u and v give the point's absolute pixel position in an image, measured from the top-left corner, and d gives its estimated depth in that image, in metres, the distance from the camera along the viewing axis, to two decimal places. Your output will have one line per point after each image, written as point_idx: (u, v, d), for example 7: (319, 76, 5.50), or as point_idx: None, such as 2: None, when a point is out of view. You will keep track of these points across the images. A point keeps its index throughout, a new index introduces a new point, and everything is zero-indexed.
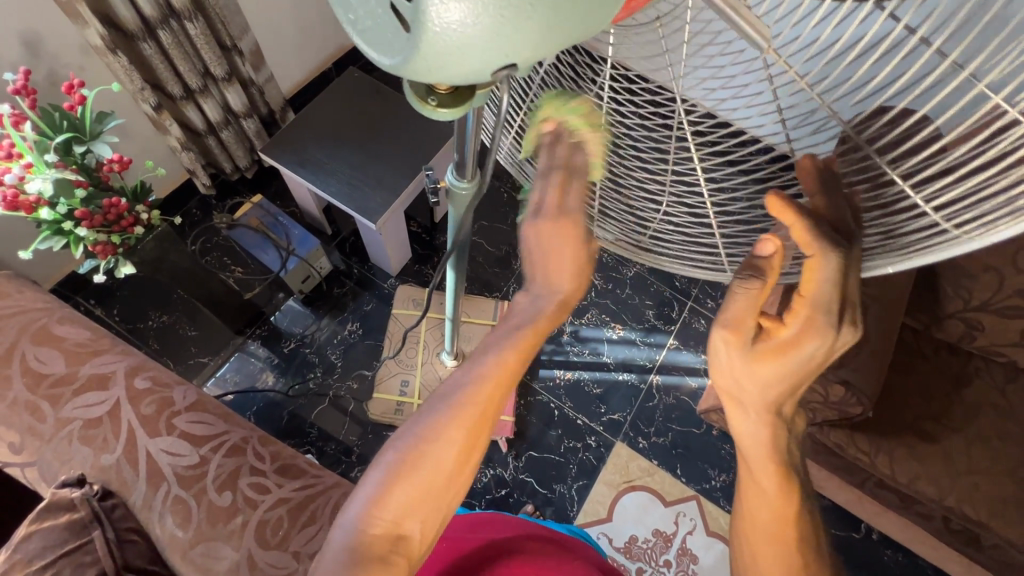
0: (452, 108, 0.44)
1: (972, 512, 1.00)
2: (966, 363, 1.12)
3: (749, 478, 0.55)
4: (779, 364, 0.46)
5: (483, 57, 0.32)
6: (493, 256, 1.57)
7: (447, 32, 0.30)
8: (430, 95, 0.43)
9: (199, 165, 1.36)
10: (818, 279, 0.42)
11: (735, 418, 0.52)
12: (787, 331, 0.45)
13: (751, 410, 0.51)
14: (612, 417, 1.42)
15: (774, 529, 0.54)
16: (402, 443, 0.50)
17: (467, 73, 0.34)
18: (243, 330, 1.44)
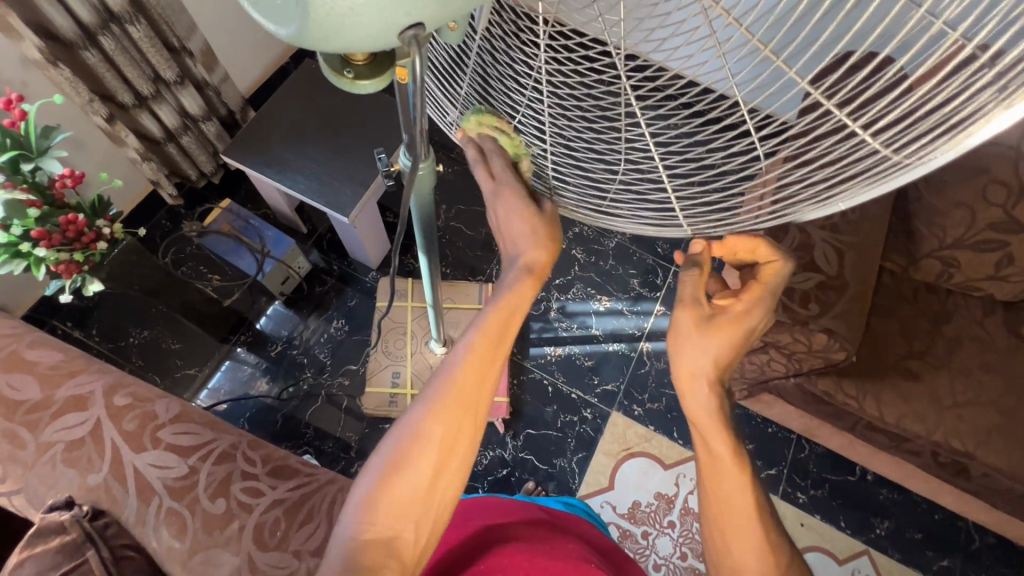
0: (373, 78, 0.43)
1: (959, 444, 1.03)
2: (945, 300, 1.13)
3: (709, 456, 0.58)
4: (728, 334, 0.55)
5: (381, 11, 0.32)
6: (474, 240, 1.55)
7: None
8: (346, 67, 0.42)
9: (162, 176, 1.33)
10: (773, 277, 0.56)
11: (686, 393, 0.58)
12: (737, 306, 0.56)
13: (700, 378, 0.57)
14: (606, 387, 1.43)
15: (739, 499, 0.57)
16: (391, 445, 0.55)
17: (371, 32, 0.34)
18: (227, 337, 1.43)
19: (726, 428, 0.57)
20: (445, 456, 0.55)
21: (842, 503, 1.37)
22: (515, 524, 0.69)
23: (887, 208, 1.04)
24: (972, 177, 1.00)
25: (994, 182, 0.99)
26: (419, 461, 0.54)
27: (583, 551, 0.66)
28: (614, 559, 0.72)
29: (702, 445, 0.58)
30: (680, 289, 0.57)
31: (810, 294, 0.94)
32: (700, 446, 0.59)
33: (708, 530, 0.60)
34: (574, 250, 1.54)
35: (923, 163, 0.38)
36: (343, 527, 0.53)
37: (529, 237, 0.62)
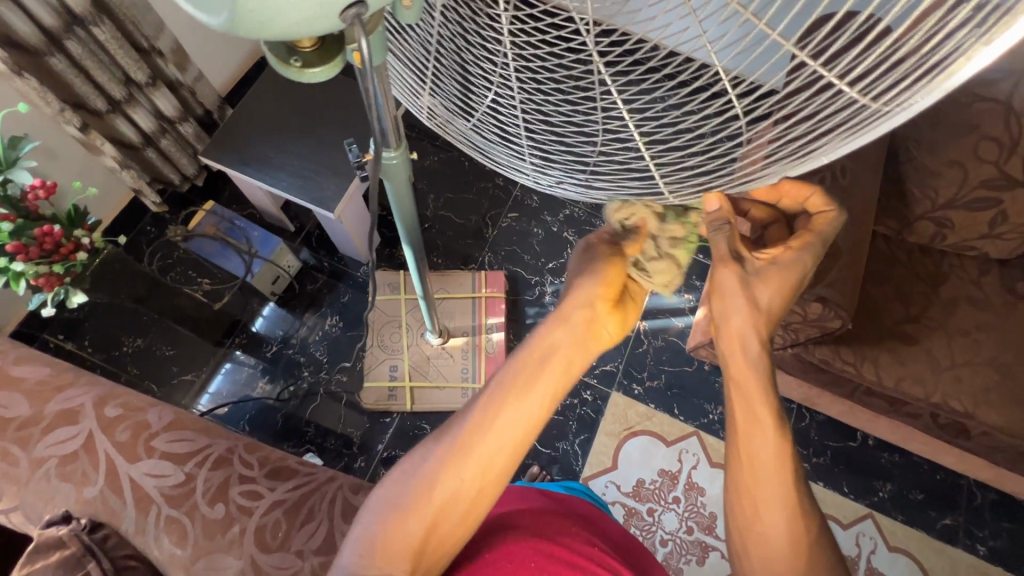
0: (322, 63, 0.41)
1: (957, 405, 1.03)
2: (940, 262, 1.12)
3: (747, 417, 0.54)
4: (775, 280, 0.56)
5: None
6: (464, 228, 1.54)
7: None
8: (293, 55, 0.41)
9: (144, 182, 1.31)
10: (824, 224, 0.60)
11: (732, 350, 0.56)
12: (787, 255, 0.57)
13: (749, 333, 0.56)
14: (605, 368, 1.43)
15: (772, 467, 0.53)
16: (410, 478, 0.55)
17: (306, 13, 0.32)
18: (221, 341, 1.41)
19: (766, 386, 0.55)
20: (477, 496, 0.55)
21: (844, 469, 1.37)
22: (516, 509, 0.68)
23: (879, 172, 1.02)
24: (963, 135, 0.98)
25: (985, 138, 0.97)
26: (420, 515, 0.53)
27: (581, 533, 0.66)
28: (613, 536, 0.72)
29: (741, 405, 0.55)
30: (715, 247, 0.55)
31: None
32: (739, 407, 0.55)
33: (730, 497, 0.56)
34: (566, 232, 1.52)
35: (905, 108, 0.36)
36: (357, 529, 0.55)
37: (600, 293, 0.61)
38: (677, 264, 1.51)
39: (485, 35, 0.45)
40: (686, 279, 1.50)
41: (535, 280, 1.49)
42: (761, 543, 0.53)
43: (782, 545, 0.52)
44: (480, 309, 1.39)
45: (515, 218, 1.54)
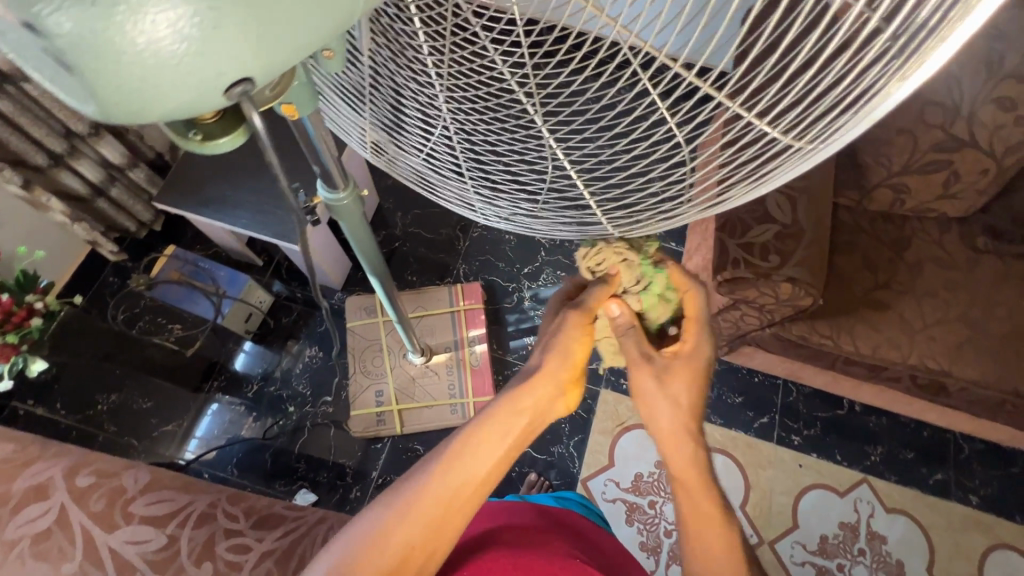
0: (227, 135, 0.40)
1: (933, 363, 1.05)
2: (902, 226, 1.14)
3: (693, 511, 0.59)
4: (679, 378, 0.59)
5: (199, 70, 0.29)
6: (435, 242, 1.52)
7: (140, 52, 0.27)
8: (191, 129, 0.40)
9: (99, 233, 1.28)
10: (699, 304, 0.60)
11: (664, 447, 0.61)
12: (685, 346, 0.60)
13: (681, 434, 0.60)
14: (591, 367, 1.43)
15: (719, 547, 0.58)
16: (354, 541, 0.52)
17: (182, 94, 0.30)
18: (200, 387, 1.39)
19: (701, 476, 0.60)
20: (428, 531, 0.53)
21: (836, 437, 1.40)
22: (504, 529, 0.68)
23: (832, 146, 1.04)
24: (909, 102, 0.99)
25: (930, 104, 0.99)
26: (371, 564, 0.51)
27: (568, 549, 0.66)
28: (604, 551, 0.71)
29: (682, 487, 0.60)
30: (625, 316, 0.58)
31: (769, 246, 0.94)
32: (684, 502, 0.60)
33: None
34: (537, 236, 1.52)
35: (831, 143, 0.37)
36: None
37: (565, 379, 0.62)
38: None
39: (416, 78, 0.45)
40: None
41: (512, 287, 1.48)
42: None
43: None
44: (460, 322, 1.38)
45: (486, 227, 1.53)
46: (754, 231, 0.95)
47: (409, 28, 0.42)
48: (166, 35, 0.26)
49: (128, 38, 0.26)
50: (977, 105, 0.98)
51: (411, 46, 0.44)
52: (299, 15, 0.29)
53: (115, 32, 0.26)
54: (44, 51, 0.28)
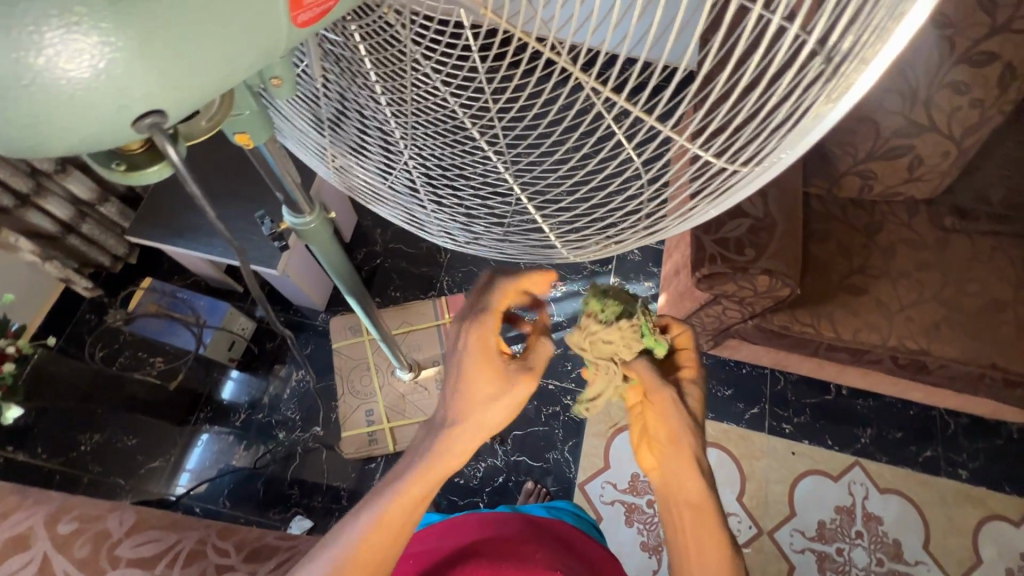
0: (153, 164, 0.38)
1: (912, 343, 1.07)
2: (872, 211, 1.17)
3: (696, 548, 0.55)
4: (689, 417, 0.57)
5: (95, 103, 0.28)
6: (417, 257, 1.52)
7: (28, 88, 0.26)
8: (116, 159, 0.38)
9: (72, 270, 1.25)
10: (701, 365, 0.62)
11: (658, 475, 0.58)
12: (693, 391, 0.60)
13: (690, 464, 0.56)
14: (581, 370, 1.43)
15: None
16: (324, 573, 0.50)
17: (89, 128, 0.29)
18: (187, 419, 1.36)
19: (711, 513, 0.56)
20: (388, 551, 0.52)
21: (826, 422, 1.41)
22: (489, 541, 0.68)
23: None
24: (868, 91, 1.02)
25: (888, 91, 1.01)
26: None
27: (552, 560, 0.65)
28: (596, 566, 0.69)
29: (689, 522, 0.56)
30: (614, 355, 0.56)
31: (744, 240, 0.95)
32: (688, 540, 0.56)
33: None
34: None
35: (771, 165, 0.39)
36: None
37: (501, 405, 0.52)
38: (632, 255, 1.53)
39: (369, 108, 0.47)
40: (642, 268, 1.52)
41: None
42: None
43: None
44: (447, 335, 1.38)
45: None
46: (728, 226, 0.96)
47: (356, 56, 0.45)
48: (52, 71, 0.26)
49: (13, 76, 0.26)
50: (933, 90, 1.00)
51: (359, 75, 0.46)
52: (203, 46, 0.28)
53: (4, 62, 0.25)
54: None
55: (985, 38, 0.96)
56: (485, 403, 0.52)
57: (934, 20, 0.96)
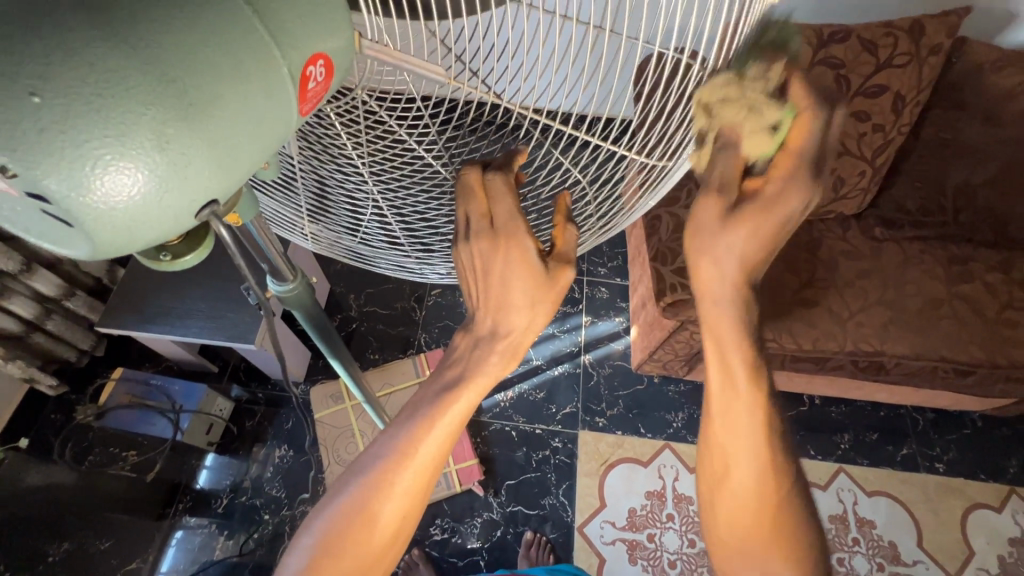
0: (193, 251, 0.40)
1: (867, 346, 1.15)
2: (811, 230, 1.27)
3: (723, 384, 0.53)
4: (741, 231, 0.45)
5: (167, 212, 0.29)
6: (392, 317, 1.55)
7: (104, 213, 0.27)
8: (161, 250, 0.40)
9: (36, 368, 1.23)
10: (811, 131, 0.42)
11: (707, 304, 0.52)
12: (769, 186, 0.44)
13: (723, 282, 0.50)
14: (565, 411, 1.45)
15: (743, 405, 0.53)
16: (323, 526, 0.50)
17: (170, 229, 0.30)
18: (164, 513, 1.29)
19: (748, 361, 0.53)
20: (401, 517, 0.51)
21: (805, 433, 1.46)
22: None
23: None
24: None
25: None
26: (340, 557, 0.49)
27: None
28: None
29: (716, 360, 0.53)
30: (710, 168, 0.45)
31: None
32: (714, 368, 0.54)
33: (704, 445, 0.56)
34: None
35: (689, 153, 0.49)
36: None
37: (522, 303, 0.47)
38: (600, 292, 1.60)
39: (343, 177, 0.53)
40: (612, 304, 1.59)
41: None
42: (730, 504, 0.54)
43: (747, 505, 0.53)
44: None
45: (440, 294, 1.57)
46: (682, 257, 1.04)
47: (331, 132, 0.49)
48: (121, 195, 0.27)
49: (88, 205, 0.26)
50: None
51: (334, 146, 0.50)
52: (244, 142, 0.29)
53: (94, 192, 0.26)
54: (39, 209, 0.28)
55: (874, 73, 1.10)
56: (517, 307, 0.48)
57: (829, 62, 1.08)
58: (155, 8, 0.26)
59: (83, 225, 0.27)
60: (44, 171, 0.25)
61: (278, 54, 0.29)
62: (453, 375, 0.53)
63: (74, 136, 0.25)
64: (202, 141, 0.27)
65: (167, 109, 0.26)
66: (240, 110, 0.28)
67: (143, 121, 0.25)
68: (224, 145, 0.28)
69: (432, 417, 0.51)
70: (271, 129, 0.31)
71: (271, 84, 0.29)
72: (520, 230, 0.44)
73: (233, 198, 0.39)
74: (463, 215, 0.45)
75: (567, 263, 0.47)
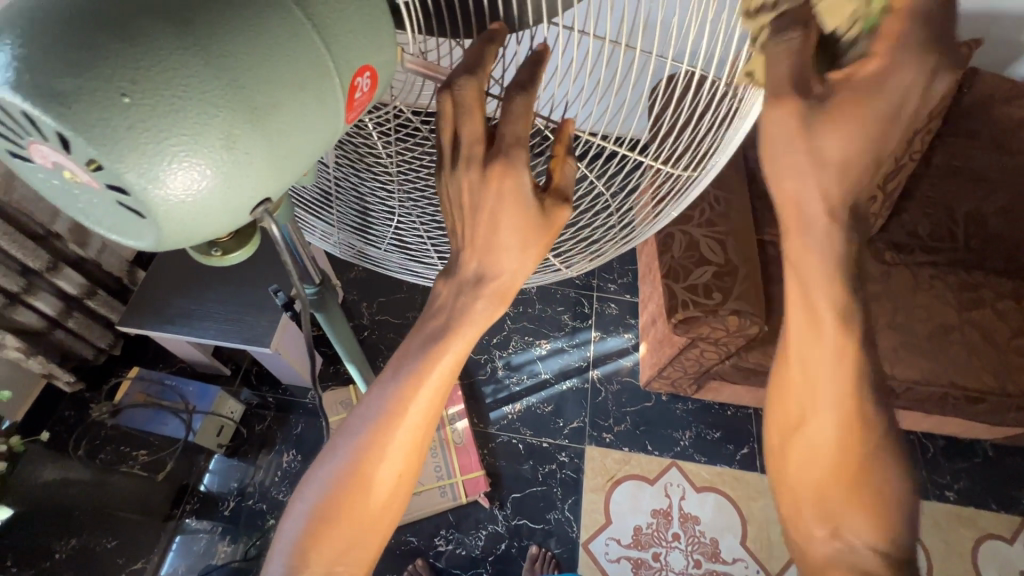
0: (241, 247, 0.42)
1: (877, 369, 1.16)
2: None
3: (804, 326, 0.42)
4: (838, 137, 0.34)
5: (228, 204, 0.31)
6: (403, 326, 1.56)
7: (174, 206, 0.29)
8: (213, 246, 0.42)
9: (55, 365, 1.25)
10: (907, 24, 0.31)
11: (790, 232, 0.39)
12: (860, 85, 0.33)
13: (810, 205, 0.37)
14: (573, 425, 1.45)
15: (830, 355, 0.42)
16: (318, 492, 0.51)
17: (226, 222, 0.33)
18: (171, 513, 1.30)
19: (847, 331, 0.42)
20: (397, 480, 0.52)
21: None
22: None
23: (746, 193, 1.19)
24: None
25: None
26: (337, 521, 0.51)
27: None
28: None
29: (798, 306, 0.42)
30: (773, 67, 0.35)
31: (711, 285, 1.04)
32: (793, 316, 0.43)
33: (772, 402, 0.48)
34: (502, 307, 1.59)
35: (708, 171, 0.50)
36: (281, 552, 0.51)
37: (514, 244, 0.45)
38: (610, 308, 1.61)
39: (375, 184, 0.55)
40: (621, 320, 1.59)
41: (485, 358, 1.53)
42: (809, 463, 0.46)
43: (829, 453, 0.45)
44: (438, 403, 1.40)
45: None
46: (695, 274, 1.06)
47: (365, 139, 0.51)
48: (190, 189, 0.29)
49: (160, 199, 0.29)
50: None
51: (367, 153, 0.53)
52: (297, 146, 0.32)
53: (167, 185, 0.28)
54: (115, 200, 0.30)
55: None
56: (506, 248, 0.45)
57: None
58: (235, 19, 0.28)
59: (155, 217, 0.30)
60: (124, 163, 0.27)
61: (332, 67, 0.31)
62: (439, 323, 0.51)
63: (155, 133, 0.27)
64: (263, 143, 0.30)
65: (236, 112, 0.28)
66: (296, 117, 0.31)
67: (215, 122, 0.28)
68: (281, 146, 0.31)
69: (416, 379, 0.50)
70: (320, 134, 0.33)
71: (324, 93, 0.31)
72: (516, 154, 0.41)
73: (280, 200, 0.42)
74: (452, 137, 0.42)
75: (563, 201, 0.45)
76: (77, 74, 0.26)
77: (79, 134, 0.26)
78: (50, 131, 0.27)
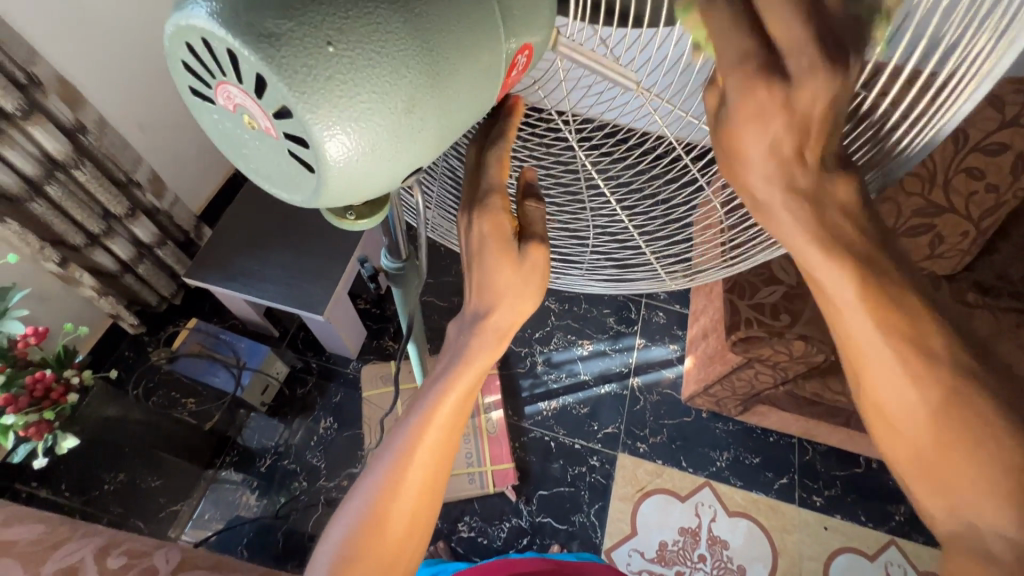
0: (372, 214, 0.43)
1: None
2: None
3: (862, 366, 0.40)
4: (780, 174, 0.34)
5: (391, 164, 0.32)
6: (446, 309, 1.57)
7: (344, 162, 0.30)
8: (347, 209, 0.43)
9: (122, 307, 1.31)
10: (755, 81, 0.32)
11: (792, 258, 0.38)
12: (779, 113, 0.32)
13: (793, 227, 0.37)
14: (607, 431, 1.42)
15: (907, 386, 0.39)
16: (333, 544, 0.47)
17: (381, 186, 0.34)
18: (211, 462, 1.36)
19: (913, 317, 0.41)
20: (412, 525, 0.48)
21: (857, 497, 1.36)
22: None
23: None
24: None
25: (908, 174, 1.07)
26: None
27: None
28: None
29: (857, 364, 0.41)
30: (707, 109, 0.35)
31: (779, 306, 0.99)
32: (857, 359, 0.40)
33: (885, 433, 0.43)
34: (548, 301, 1.57)
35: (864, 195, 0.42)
36: None
37: (505, 286, 0.49)
38: (658, 317, 1.57)
39: None
40: (668, 330, 1.55)
41: (525, 352, 1.52)
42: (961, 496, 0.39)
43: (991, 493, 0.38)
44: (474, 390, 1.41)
45: None
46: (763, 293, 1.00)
47: None
48: (362, 147, 0.30)
49: (337, 152, 0.30)
50: (949, 175, 1.05)
51: None
52: (461, 114, 0.33)
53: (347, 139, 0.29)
54: (289, 149, 0.31)
55: (996, 130, 1.02)
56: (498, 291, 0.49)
57: None
58: None
59: (327, 170, 0.30)
60: (315, 112, 0.28)
61: (504, 39, 0.32)
62: (446, 364, 0.52)
63: (349, 87, 0.28)
64: (436, 109, 0.31)
65: (422, 76, 0.29)
66: (464, 88, 0.31)
67: (404, 84, 0.29)
68: (450, 113, 0.32)
69: (429, 411, 0.49)
70: (480, 105, 0.34)
71: (491, 65, 0.32)
72: (492, 202, 0.45)
73: None
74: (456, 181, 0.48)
75: (540, 243, 0.47)
76: (290, 18, 0.27)
77: (281, 76, 0.27)
78: (251, 71, 0.28)
